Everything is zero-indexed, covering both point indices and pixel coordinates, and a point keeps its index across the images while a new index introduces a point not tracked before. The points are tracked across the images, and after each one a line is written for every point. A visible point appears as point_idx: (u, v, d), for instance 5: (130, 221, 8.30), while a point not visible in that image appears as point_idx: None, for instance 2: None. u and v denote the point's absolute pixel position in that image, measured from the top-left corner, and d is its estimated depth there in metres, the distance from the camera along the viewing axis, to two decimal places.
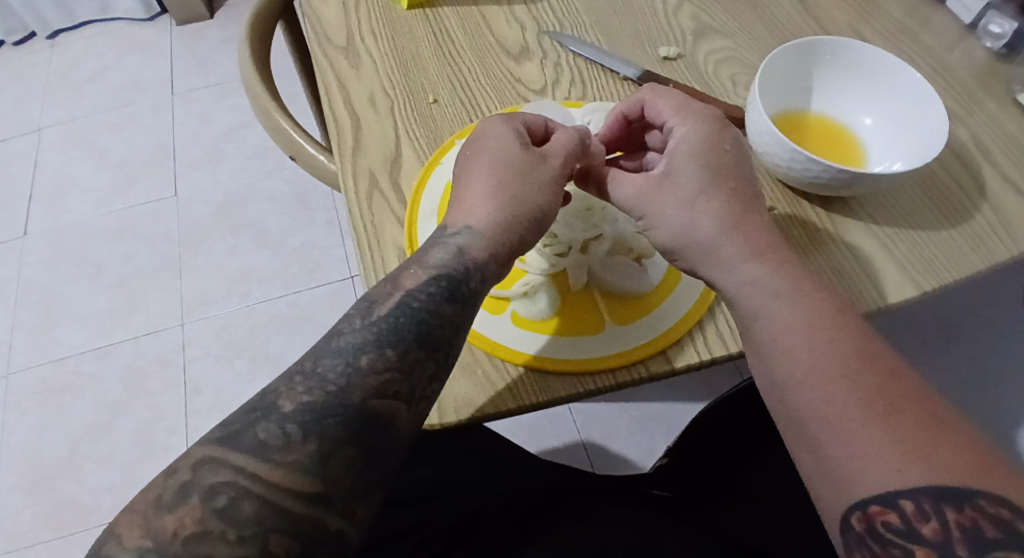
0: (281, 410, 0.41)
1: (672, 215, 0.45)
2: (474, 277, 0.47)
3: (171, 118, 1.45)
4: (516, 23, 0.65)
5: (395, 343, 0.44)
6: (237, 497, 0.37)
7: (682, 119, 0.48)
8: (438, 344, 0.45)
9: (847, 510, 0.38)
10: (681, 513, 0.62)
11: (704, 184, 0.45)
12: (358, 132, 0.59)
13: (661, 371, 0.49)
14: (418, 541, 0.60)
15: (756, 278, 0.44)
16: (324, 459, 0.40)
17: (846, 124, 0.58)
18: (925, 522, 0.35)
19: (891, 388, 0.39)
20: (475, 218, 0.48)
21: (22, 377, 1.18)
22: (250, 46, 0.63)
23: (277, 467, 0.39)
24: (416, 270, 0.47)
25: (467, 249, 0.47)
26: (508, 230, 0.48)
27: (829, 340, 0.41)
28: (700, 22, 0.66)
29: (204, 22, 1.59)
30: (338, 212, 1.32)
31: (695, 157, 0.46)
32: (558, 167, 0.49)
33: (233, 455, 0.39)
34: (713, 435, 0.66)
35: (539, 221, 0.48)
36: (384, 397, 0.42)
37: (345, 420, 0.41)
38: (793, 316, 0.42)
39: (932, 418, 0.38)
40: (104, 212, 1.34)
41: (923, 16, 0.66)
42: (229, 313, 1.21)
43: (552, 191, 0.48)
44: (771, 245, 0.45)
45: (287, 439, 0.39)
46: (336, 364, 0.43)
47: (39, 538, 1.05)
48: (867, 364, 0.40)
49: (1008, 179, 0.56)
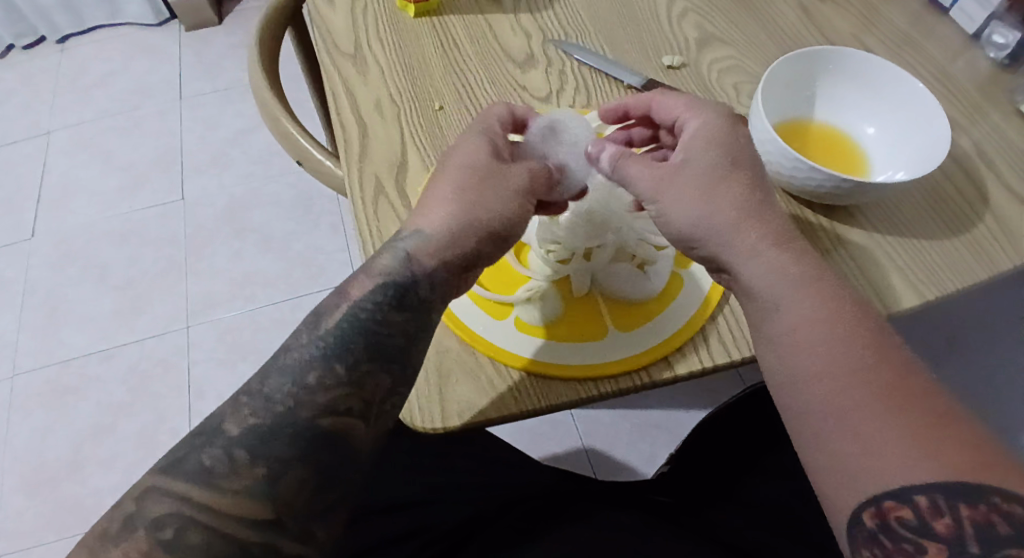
0: (226, 434, 0.41)
1: (692, 200, 0.45)
2: (425, 284, 0.47)
3: (178, 122, 1.46)
4: (521, 30, 0.66)
5: (343, 358, 0.44)
6: (181, 526, 0.38)
7: (695, 116, 0.49)
8: (390, 355, 0.45)
9: (860, 505, 0.38)
10: (677, 517, 0.62)
11: (716, 173, 0.45)
12: (364, 139, 0.59)
13: (664, 378, 0.49)
14: (415, 545, 0.60)
15: (774, 268, 0.44)
16: (272, 481, 0.40)
17: (848, 133, 0.59)
18: (939, 519, 0.35)
19: (903, 385, 0.39)
20: (430, 226, 0.47)
21: (27, 378, 1.19)
22: (258, 52, 0.64)
23: (225, 494, 0.39)
24: (365, 282, 0.47)
25: (418, 255, 0.47)
26: (465, 238, 0.47)
27: (846, 332, 0.41)
28: (704, 31, 0.66)
29: (212, 28, 1.60)
30: (343, 216, 1.33)
31: (713, 145, 0.47)
32: (521, 176, 0.49)
33: (177, 484, 0.39)
34: (712, 443, 0.67)
35: (498, 232, 0.48)
36: (335, 414, 0.43)
37: (293, 439, 0.42)
38: (811, 305, 0.42)
39: (945, 416, 0.38)
40: (110, 215, 1.35)
41: (926, 26, 0.66)
42: (233, 316, 1.22)
43: (512, 199, 0.48)
44: (785, 236, 0.45)
45: (233, 464, 0.40)
46: (282, 383, 0.43)
47: (41, 538, 1.05)
48: (881, 359, 0.40)
49: (1011, 188, 0.56)
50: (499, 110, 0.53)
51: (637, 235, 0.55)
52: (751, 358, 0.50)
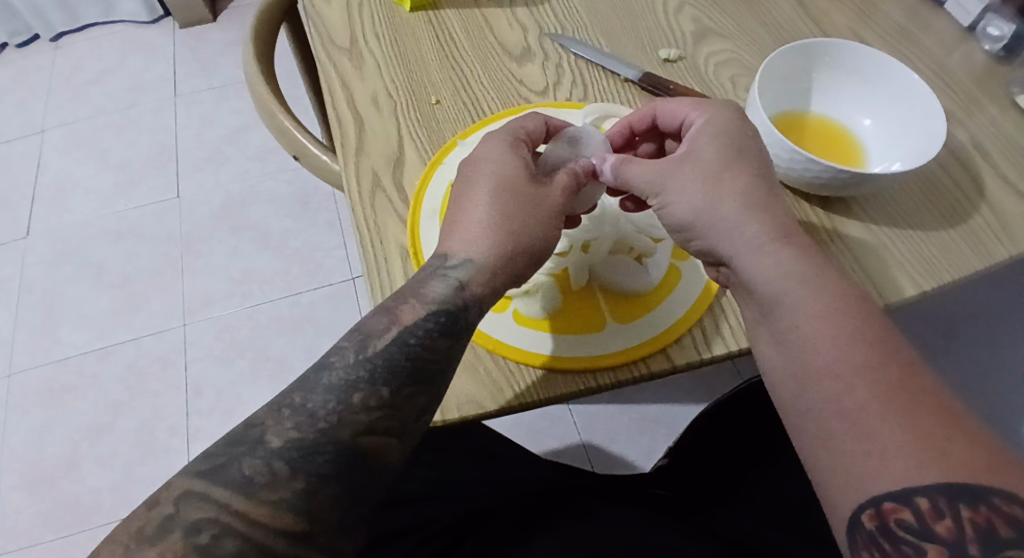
0: (268, 444, 0.41)
1: (693, 192, 0.46)
2: (474, 312, 0.47)
3: (173, 120, 1.45)
4: (518, 25, 0.66)
5: (388, 381, 0.44)
6: (219, 534, 0.38)
7: (702, 112, 0.49)
8: (433, 380, 0.45)
9: (859, 508, 0.38)
10: (678, 512, 0.62)
11: (723, 164, 0.46)
12: (361, 133, 0.59)
13: (661, 369, 0.50)
14: (414, 541, 0.60)
15: (780, 260, 0.44)
16: (310, 496, 0.40)
17: (844, 126, 0.59)
18: (940, 521, 0.35)
19: (912, 382, 0.39)
20: (477, 248, 0.47)
21: (23, 377, 1.18)
22: (254, 47, 0.63)
23: (263, 504, 0.39)
24: (413, 306, 0.46)
25: (473, 284, 0.46)
26: (511, 262, 0.47)
27: (854, 327, 0.41)
28: (701, 25, 0.66)
29: (206, 25, 1.60)
30: (340, 213, 1.32)
31: (721, 136, 0.47)
32: (562, 202, 0.49)
33: (217, 490, 0.39)
34: (709, 436, 0.67)
35: (540, 254, 0.48)
36: (374, 434, 0.43)
37: (332, 456, 0.41)
38: (814, 301, 0.42)
39: (947, 414, 0.38)
40: (106, 213, 1.34)
41: (922, 18, 0.66)
42: (230, 314, 1.22)
43: (554, 222, 0.48)
44: (793, 229, 0.45)
45: (273, 476, 0.40)
46: (326, 401, 0.43)
47: (39, 538, 1.05)
48: (890, 356, 0.40)
49: (1007, 179, 0.56)
50: (533, 125, 0.52)
51: (636, 227, 0.55)
52: (747, 350, 0.50)
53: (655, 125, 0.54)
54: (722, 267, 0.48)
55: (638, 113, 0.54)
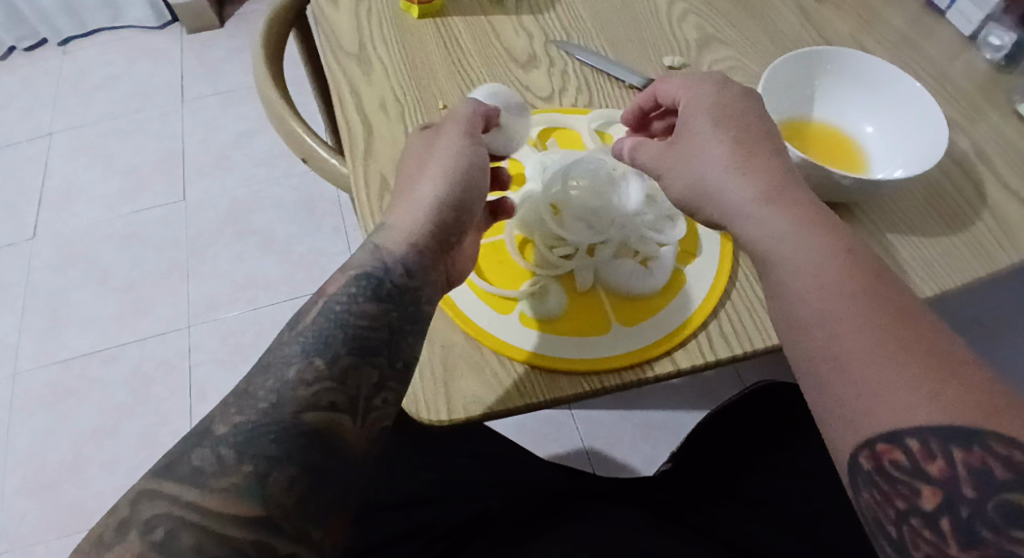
0: (214, 434, 0.41)
1: (694, 170, 0.47)
2: (399, 271, 0.49)
3: (179, 125, 1.46)
4: (524, 31, 0.67)
5: (322, 353, 0.45)
6: (174, 529, 0.37)
7: (690, 82, 0.51)
8: (371, 347, 0.46)
9: (853, 448, 0.36)
10: (680, 514, 0.62)
11: (722, 135, 0.47)
12: (369, 137, 0.60)
13: (668, 372, 0.50)
14: (420, 544, 0.59)
15: (766, 221, 0.43)
16: (262, 480, 0.40)
17: (846, 133, 0.60)
18: (932, 461, 0.33)
19: (904, 324, 0.37)
20: (394, 219, 0.51)
21: (29, 378, 1.19)
22: (263, 52, 0.64)
23: (214, 493, 0.38)
24: (340, 279, 0.49)
25: (385, 245, 0.50)
26: (426, 219, 0.51)
27: (838, 277, 0.39)
28: (704, 33, 0.67)
29: (214, 31, 1.61)
30: (345, 218, 1.33)
31: (704, 118, 0.48)
32: (463, 140, 0.53)
33: (168, 485, 0.39)
34: (715, 440, 0.69)
35: (456, 205, 0.52)
36: (318, 408, 0.43)
37: (278, 436, 0.41)
38: (801, 248, 0.41)
39: (941, 353, 0.35)
40: (112, 217, 1.35)
41: (924, 27, 0.67)
42: (234, 318, 1.23)
43: (465, 173, 0.52)
44: (782, 191, 0.44)
45: (221, 464, 0.40)
46: (267, 382, 0.43)
47: (41, 540, 1.05)
48: (882, 300, 0.38)
49: (1010, 187, 0.57)
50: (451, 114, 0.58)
51: (640, 229, 0.55)
52: (781, 346, 0.50)
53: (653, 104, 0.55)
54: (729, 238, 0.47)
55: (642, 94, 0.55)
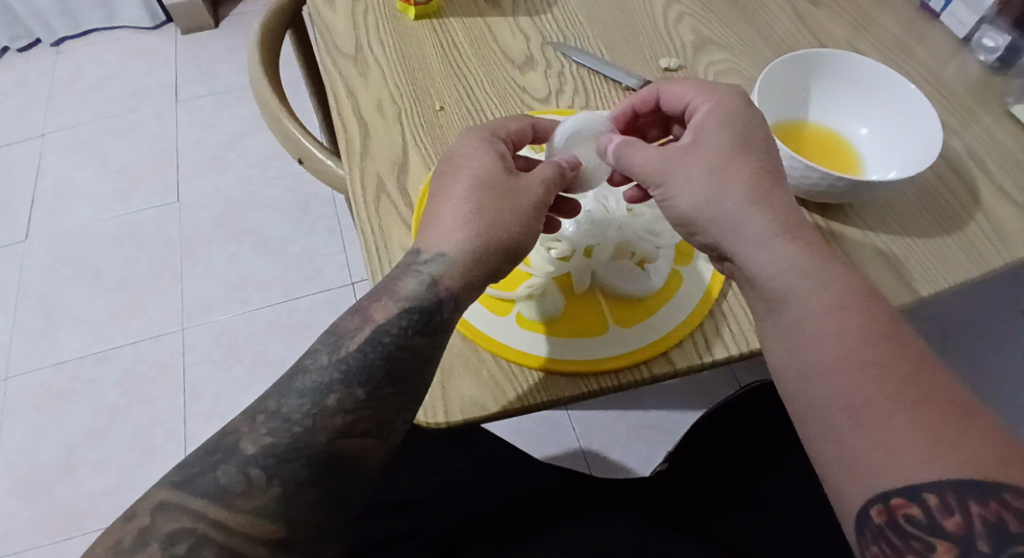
0: (242, 452, 0.42)
1: (698, 185, 0.46)
2: (451, 308, 0.47)
3: (174, 125, 1.46)
4: (520, 33, 0.67)
5: (363, 382, 0.44)
6: (195, 543, 0.39)
7: (707, 97, 0.50)
8: (412, 379, 0.45)
9: (868, 502, 0.38)
10: (675, 518, 0.62)
11: (731, 153, 0.46)
12: (366, 138, 0.60)
13: (664, 372, 0.50)
14: (417, 544, 0.60)
15: (787, 255, 0.43)
16: (287, 502, 0.41)
17: (841, 134, 0.60)
18: (949, 516, 0.35)
19: (919, 376, 0.39)
20: (450, 247, 0.47)
21: (21, 379, 1.18)
22: (259, 53, 0.64)
23: (238, 512, 0.40)
24: (386, 304, 0.46)
25: (444, 279, 0.47)
26: (486, 259, 0.47)
27: (860, 324, 0.41)
28: (700, 35, 0.67)
29: (209, 31, 1.61)
30: (340, 219, 1.33)
31: (727, 125, 0.47)
32: (541, 194, 0.49)
33: (191, 500, 0.40)
34: (714, 441, 0.68)
35: (518, 249, 0.48)
36: (352, 436, 0.43)
37: (309, 462, 0.42)
38: (820, 296, 0.42)
39: (955, 410, 0.37)
40: (105, 218, 1.35)
41: (918, 30, 0.68)
42: (228, 319, 1.22)
43: (534, 216, 0.48)
44: (797, 223, 0.45)
45: (248, 484, 0.41)
46: (301, 405, 0.43)
47: (33, 543, 1.05)
48: (897, 351, 0.40)
49: (1003, 190, 0.57)
50: (518, 127, 0.53)
51: (637, 232, 0.56)
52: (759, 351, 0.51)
53: (657, 106, 0.54)
54: (725, 263, 0.47)
55: (641, 95, 0.54)
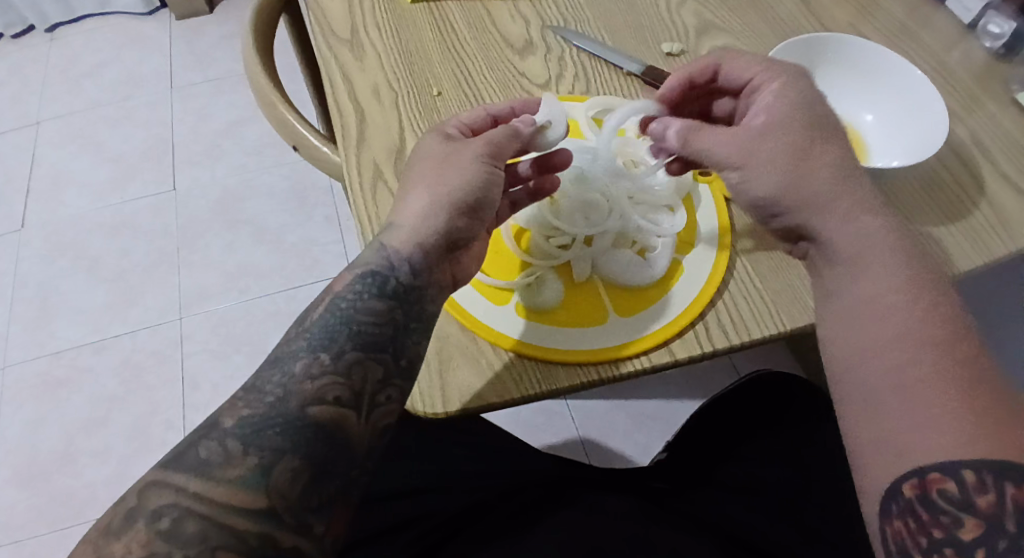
0: (221, 426, 0.41)
1: (778, 166, 0.44)
2: (405, 271, 0.47)
3: (169, 113, 1.45)
4: (520, 17, 0.66)
5: (328, 347, 0.44)
6: (180, 517, 0.37)
7: (773, 76, 0.48)
8: (378, 343, 0.45)
9: (902, 475, 0.38)
10: (665, 501, 0.63)
11: (810, 135, 0.44)
12: (362, 125, 0.59)
13: (662, 362, 0.49)
14: (413, 533, 0.59)
15: (865, 233, 0.43)
16: (267, 471, 0.40)
17: (846, 120, 0.59)
18: (982, 494, 0.34)
19: (976, 364, 0.39)
20: (402, 215, 0.49)
21: (18, 369, 1.18)
22: (254, 37, 0.63)
23: (219, 484, 0.39)
24: (347, 275, 0.48)
25: (393, 243, 0.48)
26: (434, 219, 0.48)
27: (926, 307, 0.40)
28: (703, 19, 0.66)
29: (204, 18, 1.59)
30: (337, 207, 1.32)
31: (798, 109, 0.45)
32: (484, 149, 0.50)
33: (173, 475, 0.39)
34: (710, 431, 0.68)
35: (471, 206, 0.49)
36: (323, 403, 0.43)
37: (285, 430, 0.41)
38: (891, 276, 0.42)
39: (1004, 400, 0.38)
40: (101, 206, 1.34)
41: (923, 16, 0.67)
42: (226, 308, 1.21)
43: (482, 170, 0.49)
44: (875, 203, 0.44)
45: (228, 455, 0.40)
46: (272, 375, 0.43)
47: (32, 532, 1.05)
48: (958, 336, 0.39)
49: (1009, 178, 0.56)
50: (472, 114, 0.53)
51: (636, 221, 0.55)
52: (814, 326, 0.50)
53: (715, 79, 0.53)
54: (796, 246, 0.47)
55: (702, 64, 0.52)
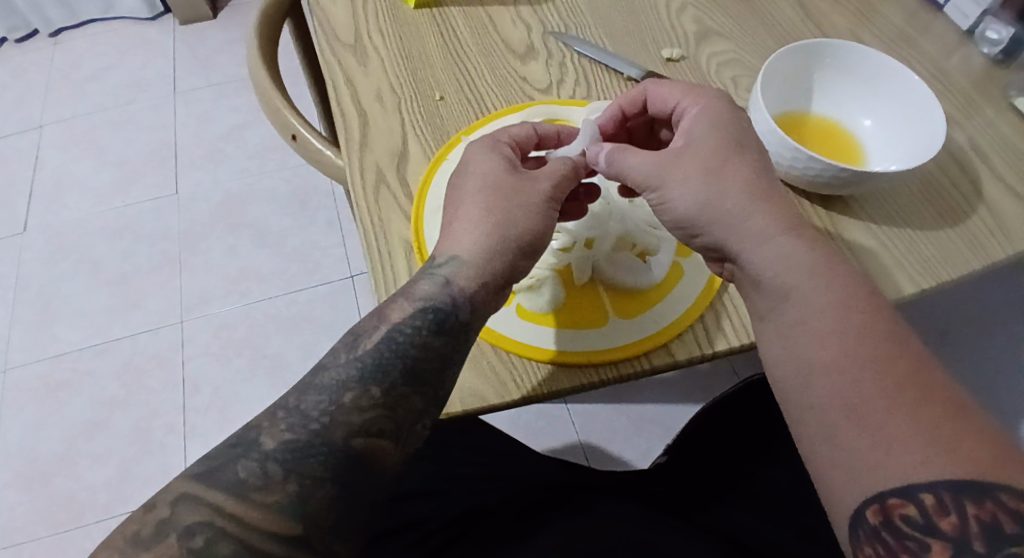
0: (262, 447, 0.41)
1: (696, 186, 0.45)
2: (465, 308, 0.46)
3: (172, 117, 1.45)
4: (521, 23, 0.66)
5: (379, 380, 0.44)
6: (214, 538, 0.38)
7: (694, 100, 0.50)
8: (426, 378, 0.45)
9: (864, 502, 0.37)
10: (687, 513, 0.61)
11: (722, 157, 0.45)
12: (366, 129, 0.59)
13: (663, 364, 0.50)
14: (418, 534, 0.60)
15: (789, 252, 0.43)
16: (304, 501, 0.40)
17: (845, 125, 0.59)
18: (944, 516, 0.35)
19: (919, 375, 0.39)
20: (462, 247, 0.47)
21: (19, 372, 1.18)
22: (258, 43, 0.63)
23: (254, 506, 0.40)
24: (404, 303, 0.46)
25: (457, 279, 0.46)
26: (497, 258, 0.47)
27: (860, 324, 0.40)
28: (703, 25, 0.67)
29: (207, 23, 1.60)
30: (338, 211, 1.33)
31: (716, 129, 0.47)
32: (550, 191, 0.49)
33: (209, 492, 0.40)
34: (708, 435, 0.68)
35: (532, 247, 0.48)
36: (368, 435, 0.43)
37: (327, 460, 0.41)
38: (823, 294, 0.42)
39: (955, 409, 0.37)
40: (103, 210, 1.34)
41: (922, 22, 0.67)
42: (228, 312, 1.22)
43: (544, 212, 0.48)
44: (797, 219, 0.44)
45: (267, 478, 0.40)
46: (318, 401, 0.43)
47: (33, 535, 1.05)
48: (895, 352, 0.39)
49: (1005, 183, 0.57)
50: (520, 130, 0.53)
51: (637, 224, 0.56)
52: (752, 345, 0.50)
53: (646, 108, 0.54)
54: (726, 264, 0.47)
55: (629, 95, 0.54)
